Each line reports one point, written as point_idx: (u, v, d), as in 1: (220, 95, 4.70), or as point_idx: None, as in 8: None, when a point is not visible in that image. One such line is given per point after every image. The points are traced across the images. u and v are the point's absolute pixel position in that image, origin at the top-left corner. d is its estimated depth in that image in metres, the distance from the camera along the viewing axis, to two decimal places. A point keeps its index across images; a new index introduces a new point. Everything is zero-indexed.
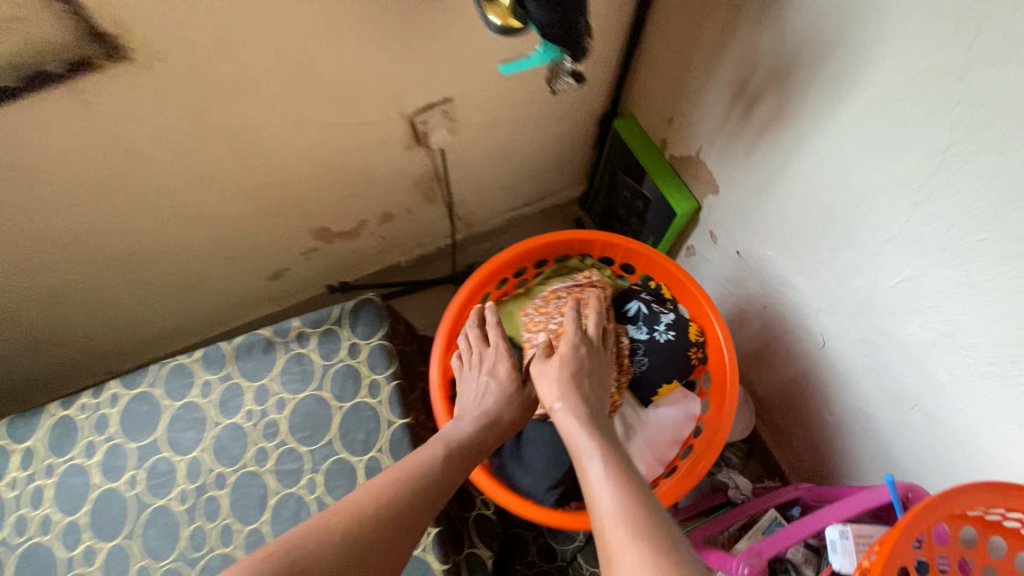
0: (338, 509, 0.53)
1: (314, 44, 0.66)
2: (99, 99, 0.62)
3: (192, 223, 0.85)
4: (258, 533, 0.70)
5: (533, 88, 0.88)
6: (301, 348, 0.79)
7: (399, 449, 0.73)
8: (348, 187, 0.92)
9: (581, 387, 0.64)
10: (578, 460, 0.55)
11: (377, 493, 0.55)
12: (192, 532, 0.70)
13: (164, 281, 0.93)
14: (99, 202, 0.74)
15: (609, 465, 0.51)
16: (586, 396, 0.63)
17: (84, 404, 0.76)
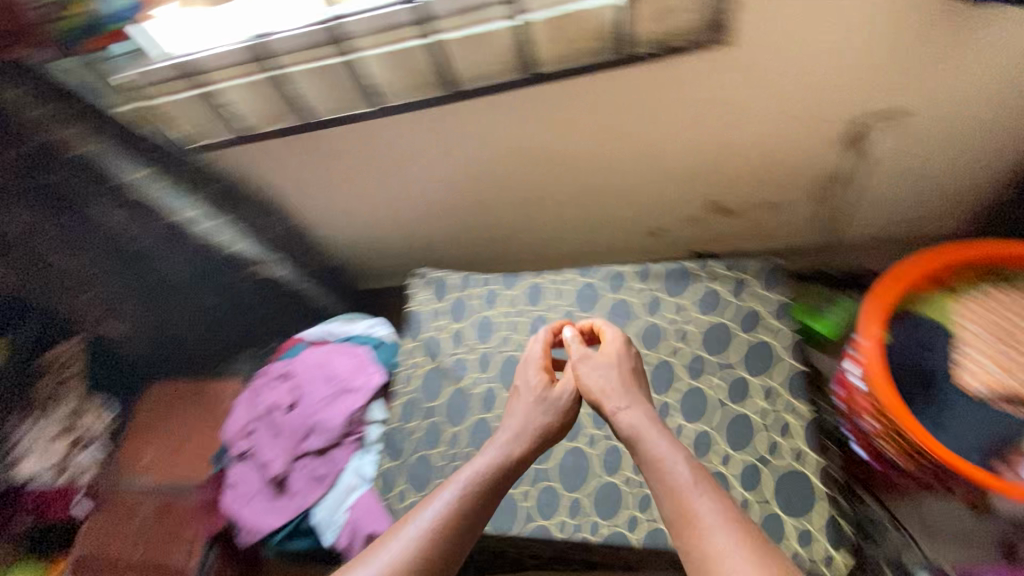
0: (443, 515, 0.73)
1: (842, 43, 0.83)
2: (678, 65, 0.87)
3: (643, 175, 1.10)
4: (667, 403, 0.93)
5: (996, 115, 0.92)
6: (715, 285, 0.98)
7: (794, 386, 0.88)
8: (767, 174, 1.08)
9: (625, 383, 0.83)
10: (643, 450, 0.74)
11: (462, 516, 0.73)
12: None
13: (591, 216, 1.21)
14: (610, 141, 1.02)
15: (687, 476, 0.69)
16: (633, 391, 0.83)
17: (551, 279, 1.07)
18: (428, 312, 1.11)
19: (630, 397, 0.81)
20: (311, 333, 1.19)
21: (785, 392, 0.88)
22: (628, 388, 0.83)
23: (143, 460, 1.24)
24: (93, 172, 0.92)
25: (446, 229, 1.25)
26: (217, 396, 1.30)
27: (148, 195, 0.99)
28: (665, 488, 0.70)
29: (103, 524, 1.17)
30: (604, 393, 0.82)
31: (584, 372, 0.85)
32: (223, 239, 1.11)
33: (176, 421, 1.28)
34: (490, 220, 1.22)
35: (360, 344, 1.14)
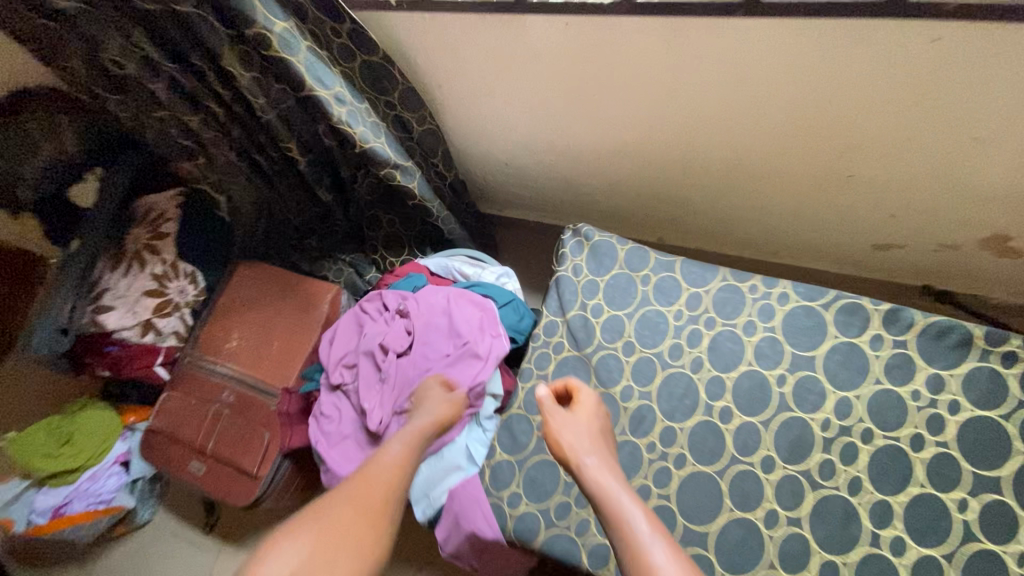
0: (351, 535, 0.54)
1: None
2: None
3: (922, 171, 0.81)
4: (886, 505, 0.68)
5: None
6: (1002, 366, 0.69)
7: None
8: None
9: (601, 444, 0.65)
10: (609, 510, 0.55)
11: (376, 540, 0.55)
12: (822, 460, 0.71)
13: (811, 203, 0.94)
14: (910, 114, 0.73)
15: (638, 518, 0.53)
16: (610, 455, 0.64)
17: (756, 287, 0.82)
18: (582, 282, 0.89)
19: (598, 450, 0.63)
20: (436, 263, 1.01)
21: None
22: (603, 449, 0.64)
23: (226, 347, 1.14)
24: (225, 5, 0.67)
25: (621, 167, 1.01)
26: (310, 297, 1.15)
27: (287, 55, 0.72)
28: (624, 548, 0.51)
29: (183, 405, 1.13)
30: (576, 453, 0.63)
31: (556, 429, 0.67)
32: (358, 131, 0.84)
33: (262, 314, 1.15)
34: (681, 170, 0.97)
35: (489, 294, 0.95)
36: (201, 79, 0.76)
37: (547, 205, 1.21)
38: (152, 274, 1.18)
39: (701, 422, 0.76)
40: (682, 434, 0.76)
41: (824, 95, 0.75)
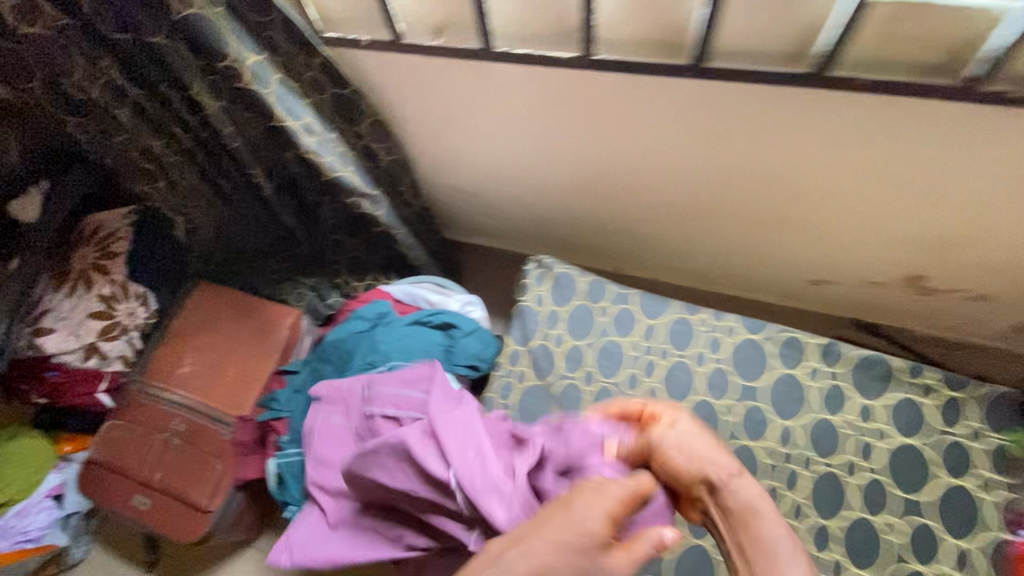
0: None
1: None
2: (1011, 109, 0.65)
3: (852, 217, 0.88)
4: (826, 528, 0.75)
5: None
6: (922, 398, 0.77)
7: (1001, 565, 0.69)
8: (1003, 259, 0.86)
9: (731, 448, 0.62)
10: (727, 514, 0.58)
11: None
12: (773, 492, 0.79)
13: (755, 240, 1.01)
14: (839, 167, 0.80)
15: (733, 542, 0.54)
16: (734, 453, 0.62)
17: (705, 319, 0.87)
18: (545, 311, 0.93)
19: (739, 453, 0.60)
20: (399, 291, 1.01)
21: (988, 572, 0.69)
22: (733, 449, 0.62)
23: (178, 374, 1.10)
24: (195, 41, 0.67)
25: (582, 197, 1.05)
26: (269, 320, 1.13)
27: (258, 89, 0.73)
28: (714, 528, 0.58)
29: (129, 435, 1.07)
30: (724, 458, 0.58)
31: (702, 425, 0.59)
32: (326, 161, 0.86)
33: (218, 339, 1.12)
34: (637, 203, 1.01)
35: (451, 321, 0.97)
36: (167, 107, 0.76)
37: (510, 230, 1.23)
38: (99, 295, 1.13)
39: None
40: None
41: (766, 148, 0.81)
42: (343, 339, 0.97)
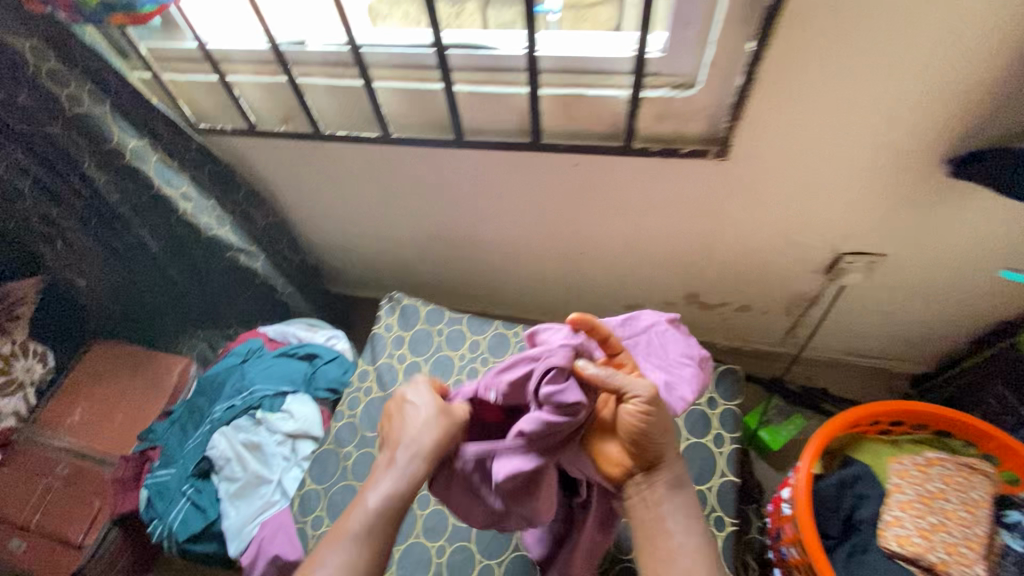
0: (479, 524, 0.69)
1: (829, 184, 0.85)
2: (680, 166, 0.87)
3: (627, 254, 1.11)
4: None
5: (959, 275, 0.96)
6: None
7: (726, 498, 0.88)
8: (743, 277, 1.10)
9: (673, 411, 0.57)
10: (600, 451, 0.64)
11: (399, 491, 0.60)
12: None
13: (568, 276, 1.22)
14: (600, 219, 1.03)
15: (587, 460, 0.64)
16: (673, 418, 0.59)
17: (516, 332, 1.08)
18: (393, 335, 1.11)
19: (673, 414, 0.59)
20: (272, 329, 1.19)
21: (717, 505, 0.87)
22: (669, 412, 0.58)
23: (65, 422, 1.19)
24: (87, 130, 0.89)
25: (428, 249, 1.26)
26: (159, 371, 1.26)
27: (140, 165, 0.95)
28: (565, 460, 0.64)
29: (8, 481, 1.14)
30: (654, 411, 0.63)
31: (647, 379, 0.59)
32: (202, 222, 1.07)
33: (107, 389, 1.24)
34: (470, 251, 1.23)
35: (316, 351, 1.15)
36: (65, 182, 0.95)
37: (382, 280, 1.43)
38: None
39: None
40: None
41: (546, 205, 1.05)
42: (218, 373, 1.12)
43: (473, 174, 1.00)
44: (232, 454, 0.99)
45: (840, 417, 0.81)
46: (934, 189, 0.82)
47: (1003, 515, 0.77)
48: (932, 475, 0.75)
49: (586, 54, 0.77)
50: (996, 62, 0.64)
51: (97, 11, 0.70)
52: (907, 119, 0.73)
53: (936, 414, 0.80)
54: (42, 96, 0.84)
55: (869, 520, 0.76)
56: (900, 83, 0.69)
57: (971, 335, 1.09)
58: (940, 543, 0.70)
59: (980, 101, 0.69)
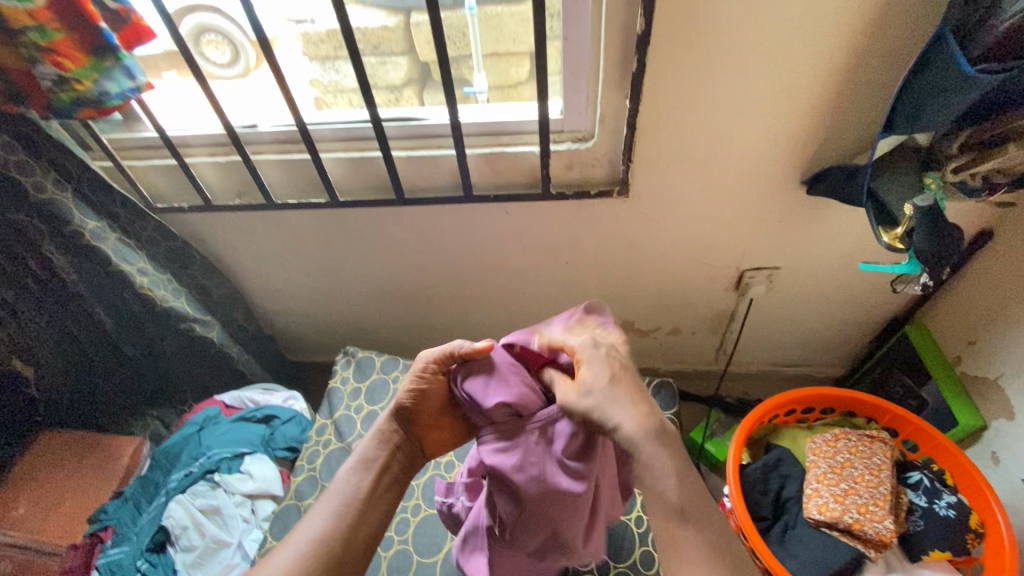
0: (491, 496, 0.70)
1: (718, 210, 1.01)
2: (593, 206, 1.02)
3: (563, 289, 1.22)
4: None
5: (844, 280, 1.12)
6: None
7: None
8: (668, 301, 1.23)
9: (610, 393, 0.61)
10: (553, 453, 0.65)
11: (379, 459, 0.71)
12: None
13: (515, 317, 1.32)
14: (534, 259, 1.15)
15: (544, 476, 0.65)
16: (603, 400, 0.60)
17: None
18: (349, 388, 1.16)
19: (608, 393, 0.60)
20: (230, 396, 1.18)
21: None
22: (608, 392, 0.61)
23: (7, 516, 1.11)
24: (49, 214, 0.96)
25: (381, 304, 1.33)
26: (110, 451, 1.22)
27: (99, 244, 1.01)
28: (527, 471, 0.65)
29: None
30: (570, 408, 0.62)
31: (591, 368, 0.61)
32: (159, 293, 1.11)
33: (56, 477, 1.17)
34: (422, 302, 1.31)
35: (273, 412, 1.16)
36: (23, 267, 0.99)
37: (339, 341, 1.48)
38: None
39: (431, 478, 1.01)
40: (418, 491, 1.00)
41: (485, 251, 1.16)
42: (174, 444, 1.12)
43: (417, 228, 1.11)
44: (189, 520, 0.98)
45: (758, 409, 0.93)
46: (802, 206, 0.98)
47: (906, 478, 0.89)
48: (838, 447, 0.87)
49: (501, 118, 0.93)
50: (816, 104, 0.82)
51: (66, 106, 0.80)
52: (763, 153, 0.90)
53: (838, 397, 0.95)
54: (9, 185, 0.91)
55: (794, 496, 0.86)
56: (750, 125, 0.86)
57: (870, 335, 1.24)
58: (850, 506, 0.80)
59: (813, 135, 0.86)
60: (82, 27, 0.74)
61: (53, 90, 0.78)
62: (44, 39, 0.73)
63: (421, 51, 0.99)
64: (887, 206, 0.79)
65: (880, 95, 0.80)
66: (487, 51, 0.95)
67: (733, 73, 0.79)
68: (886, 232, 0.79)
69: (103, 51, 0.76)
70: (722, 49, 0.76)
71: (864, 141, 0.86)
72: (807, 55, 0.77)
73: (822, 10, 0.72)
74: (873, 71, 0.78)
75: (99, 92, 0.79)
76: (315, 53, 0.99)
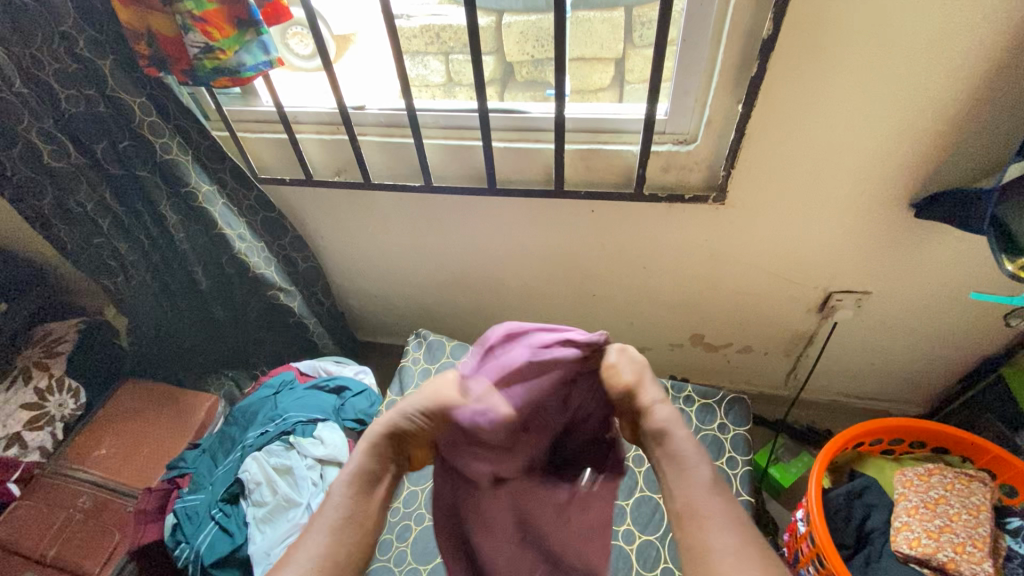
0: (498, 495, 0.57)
1: (812, 228, 0.99)
2: (685, 212, 1.01)
3: (637, 295, 1.22)
4: (621, 508, 1.01)
5: (937, 311, 1.07)
6: (685, 406, 1.09)
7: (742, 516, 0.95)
8: (743, 317, 1.20)
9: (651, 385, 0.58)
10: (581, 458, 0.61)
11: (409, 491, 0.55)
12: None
13: (582, 319, 1.32)
14: (613, 261, 1.15)
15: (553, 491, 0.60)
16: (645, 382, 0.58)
17: None
18: (419, 368, 1.19)
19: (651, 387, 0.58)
20: (310, 364, 1.27)
21: None
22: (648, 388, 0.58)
23: (90, 456, 1.14)
24: (168, 174, 1.03)
25: (452, 292, 1.36)
26: (187, 406, 1.23)
27: (208, 208, 1.08)
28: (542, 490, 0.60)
29: (27, 516, 1.06)
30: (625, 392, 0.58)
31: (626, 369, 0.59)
32: (252, 259, 1.17)
33: (136, 423, 1.20)
34: (492, 294, 1.33)
35: (348, 385, 1.22)
36: (139, 221, 1.07)
37: (405, 325, 1.51)
38: (35, 387, 1.16)
39: None
40: None
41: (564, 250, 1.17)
42: (251, 404, 1.20)
43: (502, 220, 1.13)
44: (263, 477, 1.04)
45: (847, 431, 0.91)
46: (907, 229, 0.95)
47: (1004, 522, 0.85)
48: (932, 482, 0.86)
49: (603, 116, 0.95)
50: (939, 120, 0.80)
51: (207, 74, 0.85)
52: (873, 168, 0.88)
53: (931, 431, 0.92)
54: (139, 144, 0.99)
55: (879, 528, 0.86)
56: (865, 139, 0.84)
57: (957, 373, 1.18)
58: (944, 543, 0.80)
59: (932, 153, 0.84)
60: (232, 2, 0.79)
61: (199, 57, 0.83)
62: (197, 9, 0.79)
63: (509, 52, 1.07)
64: (1015, 236, 0.75)
65: (1014, 117, 0.77)
66: (573, 55, 1.02)
67: (857, 83, 0.78)
68: (1011, 260, 0.76)
69: (246, 24, 0.81)
70: (848, 58, 0.75)
71: (987, 165, 0.83)
72: (939, 70, 0.75)
73: (964, 24, 0.70)
74: (1009, 91, 0.75)
75: (237, 62, 0.84)
76: (408, 48, 1.07)
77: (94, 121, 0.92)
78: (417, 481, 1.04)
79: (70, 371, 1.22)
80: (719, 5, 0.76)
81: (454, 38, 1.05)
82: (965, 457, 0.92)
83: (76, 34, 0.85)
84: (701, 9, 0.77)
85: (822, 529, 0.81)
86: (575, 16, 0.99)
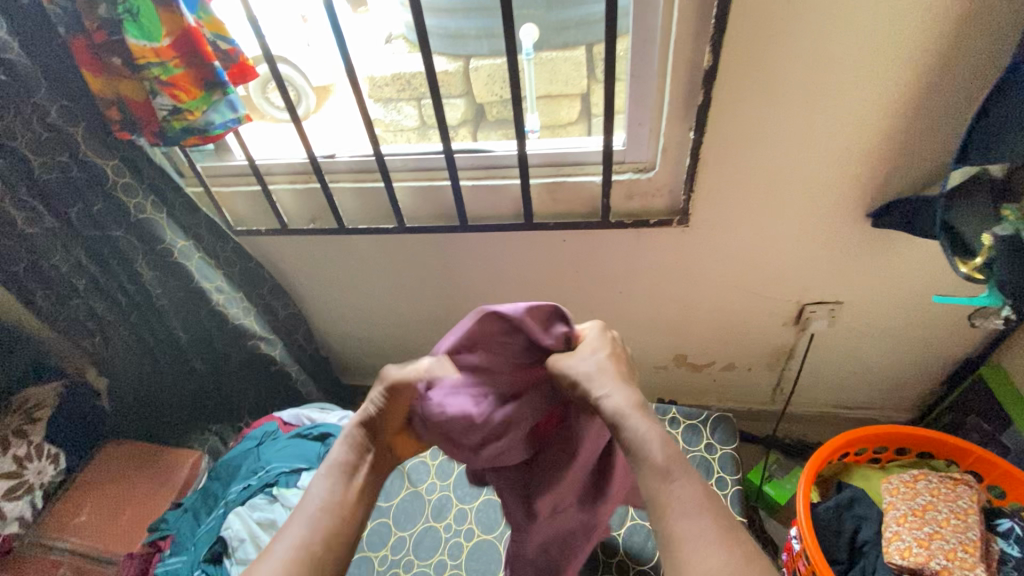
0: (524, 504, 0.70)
1: (776, 245, 1.02)
2: (651, 235, 1.04)
3: (617, 320, 1.23)
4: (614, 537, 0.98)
5: (909, 316, 1.09)
6: (671, 429, 1.09)
7: None
8: (722, 335, 1.21)
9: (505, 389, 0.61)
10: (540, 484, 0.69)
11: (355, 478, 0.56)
12: None
13: None
14: (591, 288, 1.17)
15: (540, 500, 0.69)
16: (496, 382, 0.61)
17: None
18: None
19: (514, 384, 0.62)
20: (294, 411, 1.26)
21: None
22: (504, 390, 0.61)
23: (70, 524, 1.10)
24: (145, 233, 1.04)
25: (435, 330, 1.36)
26: (171, 466, 1.21)
27: (183, 261, 1.09)
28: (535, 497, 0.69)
29: None
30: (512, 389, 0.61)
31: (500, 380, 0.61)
32: (232, 311, 1.17)
33: (120, 483, 1.17)
34: None
35: (331, 430, 1.21)
36: (115, 279, 1.07)
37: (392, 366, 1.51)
38: (13, 456, 1.08)
39: (485, 502, 1.03)
40: (471, 514, 1.02)
41: (539, 282, 1.18)
42: (233, 457, 1.19)
43: (476, 255, 1.15)
44: (247, 534, 1.02)
45: (827, 444, 0.91)
46: (865, 240, 0.98)
47: (995, 525, 0.85)
48: (918, 489, 0.86)
49: (566, 149, 0.98)
50: (878, 137, 0.84)
51: (177, 134, 0.88)
52: (824, 182, 0.91)
53: (910, 437, 0.93)
54: (113, 206, 1.00)
55: (871, 540, 0.85)
56: (811, 156, 0.88)
57: (939, 376, 1.19)
58: (937, 551, 0.79)
59: (877, 167, 0.88)
60: (199, 66, 0.83)
61: (167, 119, 0.86)
62: (165, 74, 0.82)
63: (477, 94, 1.12)
64: (965, 240, 0.77)
65: (948, 129, 0.81)
66: (540, 93, 1.07)
67: (797, 106, 0.82)
68: (965, 263, 0.78)
69: (213, 85, 0.84)
70: (786, 80, 0.80)
71: (931, 175, 0.87)
72: (872, 87, 0.79)
73: (888, 47, 0.75)
74: (938, 106, 0.80)
75: (206, 121, 0.87)
76: (380, 96, 1.12)
77: (69, 185, 0.94)
78: (402, 523, 1.02)
79: (50, 436, 1.15)
80: (661, 39, 0.80)
81: (423, 84, 1.09)
82: (951, 461, 0.93)
83: (49, 105, 0.87)
84: (646, 46, 0.82)
85: (813, 549, 0.80)
86: (538, 57, 1.04)
